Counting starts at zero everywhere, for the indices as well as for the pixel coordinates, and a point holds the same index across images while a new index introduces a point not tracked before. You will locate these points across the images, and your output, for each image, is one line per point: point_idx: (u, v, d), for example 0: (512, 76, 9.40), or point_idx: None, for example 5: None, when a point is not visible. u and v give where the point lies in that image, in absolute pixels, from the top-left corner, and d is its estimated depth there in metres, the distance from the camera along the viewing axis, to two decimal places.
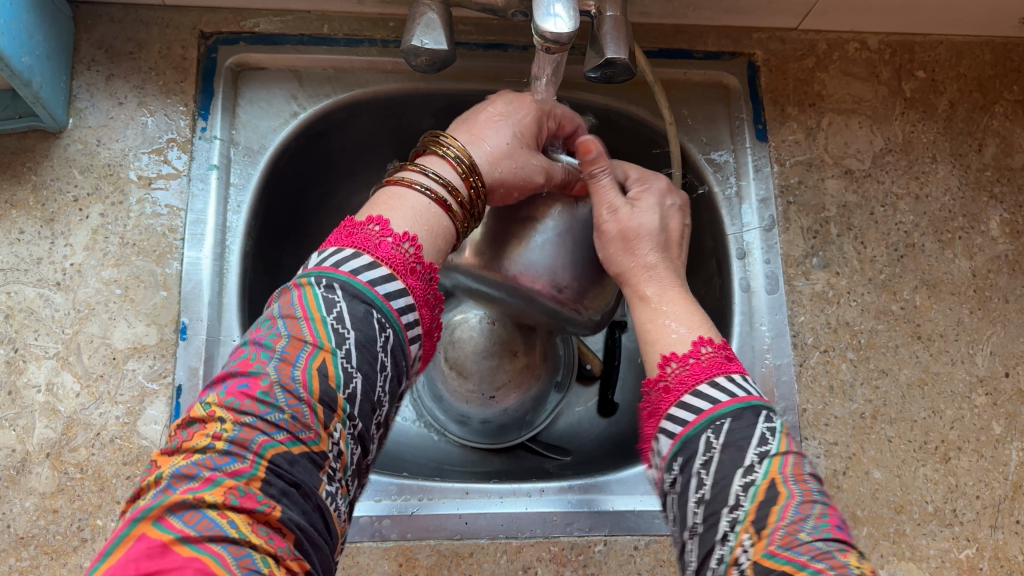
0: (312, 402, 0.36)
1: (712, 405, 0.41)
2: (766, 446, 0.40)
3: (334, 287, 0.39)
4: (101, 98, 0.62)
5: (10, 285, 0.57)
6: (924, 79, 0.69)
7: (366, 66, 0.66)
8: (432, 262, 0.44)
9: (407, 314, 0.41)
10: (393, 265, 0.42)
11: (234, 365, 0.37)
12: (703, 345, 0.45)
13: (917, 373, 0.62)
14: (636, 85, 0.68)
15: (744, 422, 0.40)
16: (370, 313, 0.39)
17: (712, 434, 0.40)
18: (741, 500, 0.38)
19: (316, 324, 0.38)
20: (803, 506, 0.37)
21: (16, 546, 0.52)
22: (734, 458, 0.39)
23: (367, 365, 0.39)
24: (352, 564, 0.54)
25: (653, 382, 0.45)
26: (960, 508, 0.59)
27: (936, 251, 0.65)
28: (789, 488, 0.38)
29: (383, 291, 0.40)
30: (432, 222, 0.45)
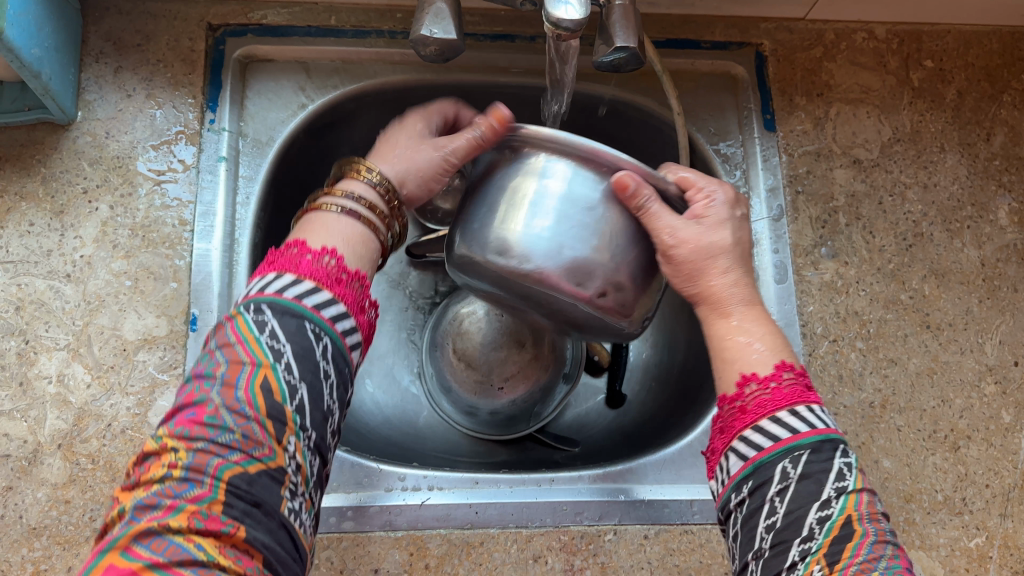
0: (261, 418, 0.37)
1: (790, 433, 0.40)
2: (844, 482, 0.39)
3: (263, 309, 0.40)
4: (110, 90, 0.62)
5: (21, 277, 0.57)
6: (932, 68, 0.69)
7: (372, 57, 0.67)
8: (360, 270, 0.44)
9: (339, 321, 0.41)
10: (315, 279, 0.42)
11: (181, 398, 0.39)
12: (784, 370, 0.43)
13: (926, 362, 0.62)
14: (645, 76, 0.68)
15: (823, 457, 0.40)
16: (302, 325, 0.40)
17: (789, 465, 0.39)
18: (814, 533, 0.38)
19: (251, 344, 0.39)
20: (876, 546, 0.37)
21: (28, 536, 0.52)
22: (810, 490, 0.39)
23: (310, 374, 0.39)
24: (364, 554, 0.55)
25: (730, 400, 0.43)
26: (969, 497, 0.59)
27: (945, 240, 0.65)
28: (864, 526, 0.38)
29: (310, 303, 0.41)
30: (353, 238, 0.45)
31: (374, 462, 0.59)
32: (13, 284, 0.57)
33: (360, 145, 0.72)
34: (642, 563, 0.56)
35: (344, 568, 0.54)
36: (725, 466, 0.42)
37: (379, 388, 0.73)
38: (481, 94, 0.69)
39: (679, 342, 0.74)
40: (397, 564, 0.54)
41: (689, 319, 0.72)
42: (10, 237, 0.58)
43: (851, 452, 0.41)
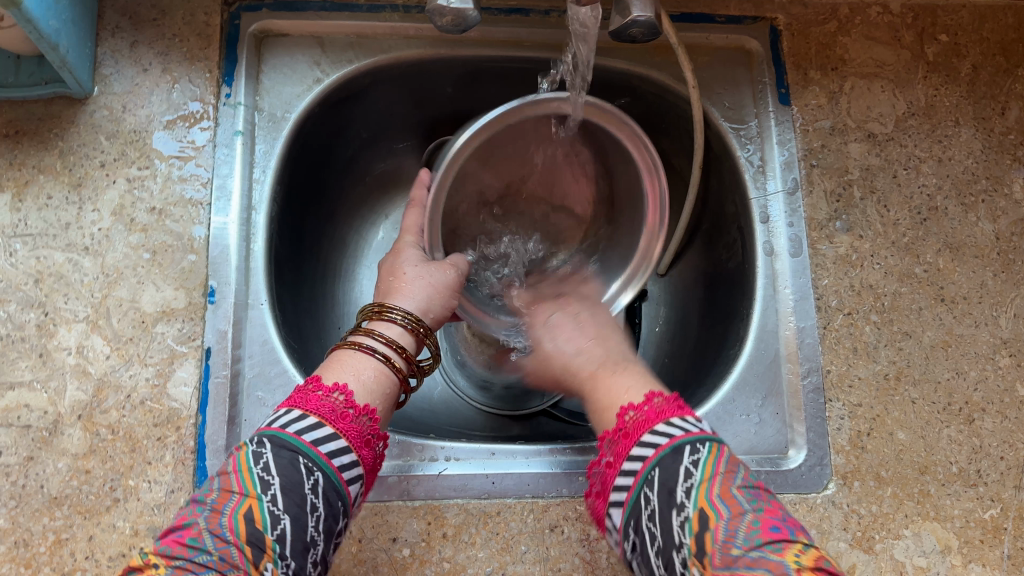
0: (240, 543, 0.38)
1: (642, 462, 0.42)
2: (692, 477, 0.41)
3: (264, 441, 0.42)
4: (126, 65, 0.62)
5: (40, 250, 0.58)
6: (947, 43, 0.69)
7: (388, 32, 0.67)
8: (369, 406, 0.46)
9: (336, 456, 0.43)
10: (318, 413, 0.44)
11: (173, 523, 0.40)
12: (628, 411, 0.46)
13: (941, 335, 0.62)
14: (660, 49, 0.68)
15: (677, 456, 0.42)
16: (295, 458, 0.41)
17: (649, 490, 0.41)
18: (681, 536, 0.39)
19: (243, 475, 0.41)
20: (733, 522, 0.39)
21: (49, 506, 0.53)
22: (667, 501, 0.40)
23: (295, 507, 0.40)
24: (382, 523, 0.55)
25: (611, 436, 0.46)
26: (984, 468, 0.59)
27: (960, 214, 0.65)
28: (718, 507, 0.39)
29: (310, 438, 0.42)
30: (373, 378, 0.48)
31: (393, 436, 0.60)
32: (32, 257, 0.57)
33: (375, 121, 0.73)
34: None
35: (363, 537, 0.54)
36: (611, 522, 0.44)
37: None
38: (494, 69, 0.70)
39: (693, 317, 0.74)
40: (415, 532, 0.55)
41: (705, 295, 0.73)
42: (29, 211, 0.58)
43: (707, 444, 0.43)
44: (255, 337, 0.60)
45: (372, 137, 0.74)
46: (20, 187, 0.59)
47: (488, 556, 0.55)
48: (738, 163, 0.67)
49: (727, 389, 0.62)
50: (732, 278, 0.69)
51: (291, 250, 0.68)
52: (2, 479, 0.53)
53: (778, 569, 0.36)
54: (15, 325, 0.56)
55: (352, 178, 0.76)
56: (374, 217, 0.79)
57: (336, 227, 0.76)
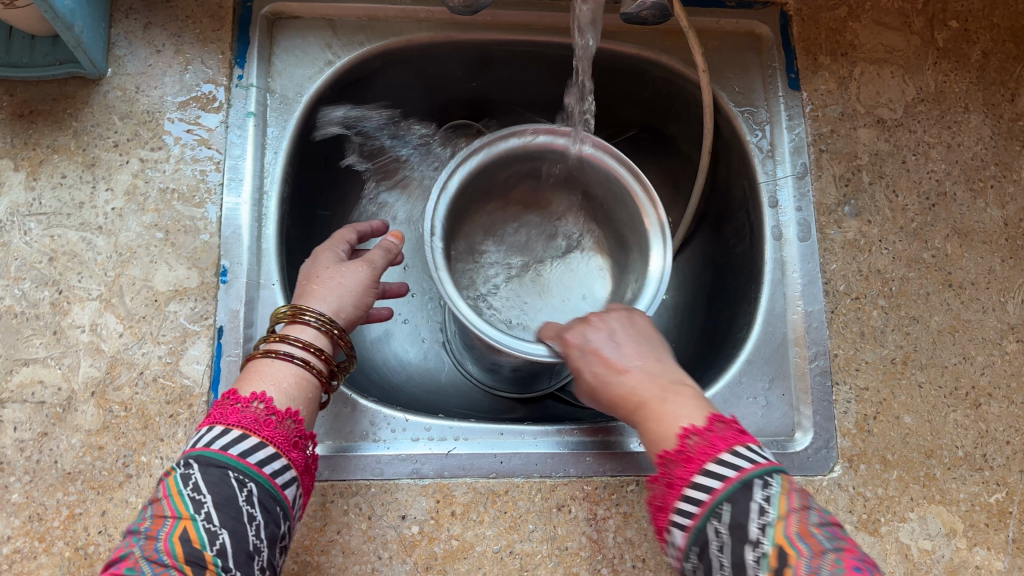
0: (179, 564, 0.38)
1: (707, 492, 0.39)
2: (767, 515, 0.38)
3: (190, 463, 0.41)
4: (139, 46, 0.63)
5: (54, 229, 0.58)
6: (956, 29, 0.69)
7: (399, 14, 0.67)
8: (291, 408, 0.45)
9: (266, 464, 0.42)
10: (243, 425, 0.43)
11: (111, 560, 0.40)
12: (688, 435, 0.42)
13: (949, 320, 0.62)
14: (670, 33, 0.68)
15: (744, 492, 0.39)
16: (224, 473, 0.41)
17: (718, 523, 0.38)
18: (756, 572, 0.37)
19: (174, 499, 0.40)
20: (815, 560, 0.36)
21: (63, 481, 0.53)
22: (740, 536, 0.38)
23: (231, 520, 0.40)
24: (391, 500, 0.56)
25: (658, 482, 0.43)
26: (990, 453, 0.59)
27: (968, 200, 0.65)
28: (799, 546, 0.37)
29: (237, 451, 0.42)
30: (292, 386, 0.47)
31: (401, 415, 0.61)
32: (46, 236, 0.58)
33: (385, 105, 0.73)
34: None
35: (372, 514, 0.55)
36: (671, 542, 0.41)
37: (402, 347, 0.74)
38: (504, 53, 0.70)
39: (701, 303, 0.74)
40: (425, 510, 0.55)
41: (712, 281, 0.73)
42: (43, 189, 0.59)
43: (777, 476, 0.40)
44: (266, 316, 0.60)
45: (381, 121, 0.75)
46: (35, 166, 0.59)
47: (496, 534, 0.55)
48: (748, 148, 0.67)
49: (734, 371, 0.62)
50: (740, 263, 0.69)
51: (301, 232, 0.68)
52: (17, 455, 0.53)
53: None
54: (29, 303, 0.57)
55: (361, 162, 0.76)
56: (383, 202, 0.80)
57: (346, 211, 0.76)
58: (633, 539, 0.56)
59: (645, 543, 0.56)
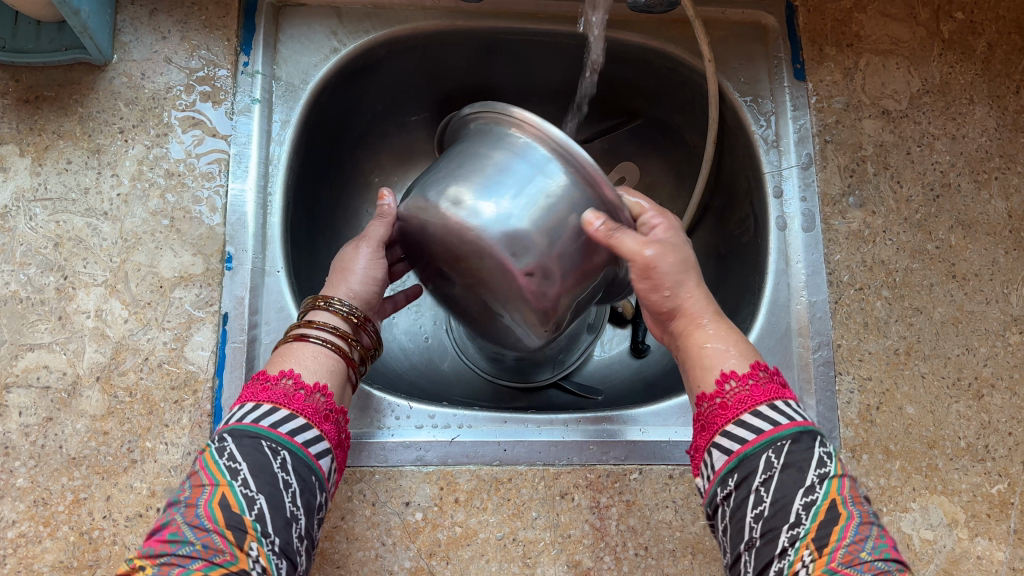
0: (220, 528, 0.39)
1: (772, 425, 0.42)
2: (826, 469, 0.41)
3: (225, 436, 0.43)
4: (145, 32, 0.63)
5: (60, 215, 0.58)
6: (962, 20, 0.69)
7: (404, 2, 0.68)
8: (319, 382, 0.47)
9: (298, 434, 0.44)
10: (273, 399, 0.45)
11: (153, 529, 0.41)
12: (760, 368, 0.46)
13: (952, 311, 0.62)
14: (675, 23, 0.69)
15: (804, 445, 0.42)
16: (257, 441, 0.42)
17: (774, 455, 0.41)
18: (801, 518, 0.39)
19: (211, 468, 0.42)
20: (863, 527, 0.39)
21: (68, 466, 0.53)
22: (794, 478, 0.40)
23: (267, 486, 0.41)
24: (395, 487, 0.56)
25: (710, 397, 0.45)
26: (992, 444, 0.60)
27: (972, 191, 0.65)
28: (849, 509, 0.40)
29: (268, 423, 0.44)
30: (317, 363, 0.48)
31: (405, 402, 0.61)
32: (51, 222, 0.58)
33: (389, 94, 0.73)
34: (667, 502, 0.57)
35: (376, 500, 0.55)
36: (708, 462, 0.44)
37: (406, 335, 0.74)
38: (509, 42, 0.70)
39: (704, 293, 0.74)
40: (428, 497, 0.56)
41: (717, 272, 0.73)
42: (49, 175, 0.59)
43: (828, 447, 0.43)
44: (272, 303, 0.60)
45: (385, 110, 0.75)
46: (40, 152, 0.59)
47: (499, 521, 0.55)
48: (753, 139, 0.67)
49: None
50: (745, 252, 0.69)
51: (305, 220, 0.68)
52: (22, 439, 0.54)
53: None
54: (34, 288, 0.57)
55: (364, 151, 0.76)
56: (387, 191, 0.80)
57: (350, 200, 0.76)
58: (636, 527, 0.56)
59: (647, 531, 0.56)
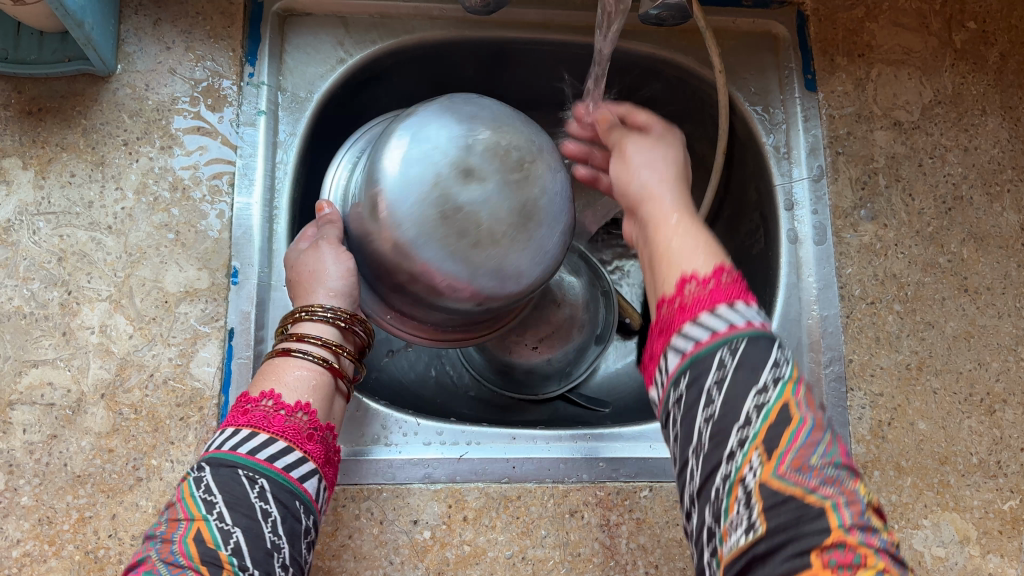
0: (195, 564, 0.37)
1: (728, 325, 0.37)
2: (782, 369, 0.36)
3: (202, 467, 0.42)
4: (149, 43, 0.62)
5: (63, 229, 0.57)
6: (975, 30, 0.68)
7: (411, 12, 0.67)
8: (303, 400, 0.45)
9: (278, 459, 0.42)
10: (252, 424, 0.43)
11: (126, 567, 0.39)
12: (724, 271, 0.40)
13: (964, 325, 0.62)
14: (684, 33, 0.68)
15: (760, 347, 0.37)
16: (235, 471, 0.41)
17: (727, 353, 0.36)
18: (750, 419, 0.35)
19: (187, 501, 0.40)
20: (817, 432, 0.35)
21: (73, 484, 0.53)
22: (746, 378, 0.36)
23: (244, 518, 0.39)
24: (403, 505, 0.55)
25: (669, 301, 0.40)
26: (1004, 460, 0.59)
27: (984, 204, 0.64)
28: (803, 412, 0.35)
29: (246, 449, 0.42)
30: (304, 381, 0.47)
31: (413, 418, 0.60)
32: (55, 235, 0.57)
33: (395, 103, 0.72)
34: (677, 520, 0.57)
35: (383, 519, 0.55)
36: (662, 363, 0.39)
37: None
38: (516, 51, 0.69)
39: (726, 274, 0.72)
40: (436, 515, 0.55)
41: None
42: (52, 188, 0.58)
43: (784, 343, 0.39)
44: (277, 318, 0.60)
45: None
46: (43, 164, 0.58)
47: (508, 539, 0.55)
48: (764, 151, 0.67)
49: None
50: (755, 265, 0.69)
51: None
52: (26, 457, 0.53)
53: (852, 498, 0.33)
54: (38, 304, 0.56)
55: None
56: None
57: None
58: (646, 545, 0.56)
59: (658, 549, 0.56)
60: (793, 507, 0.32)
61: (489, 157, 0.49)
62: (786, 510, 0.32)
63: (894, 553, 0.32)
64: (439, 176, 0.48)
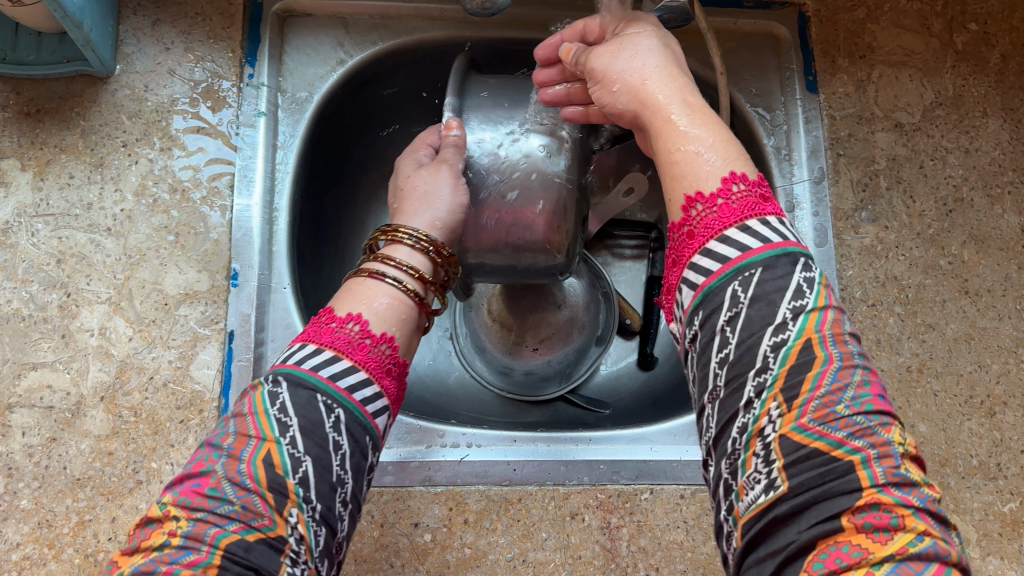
0: (262, 489, 0.36)
1: (741, 252, 0.37)
2: (803, 301, 0.36)
3: (279, 380, 0.40)
4: (148, 44, 0.62)
5: (62, 230, 0.57)
6: (976, 32, 0.68)
7: (411, 13, 0.67)
8: (386, 331, 0.44)
9: (357, 390, 0.40)
10: (335, 347, 0.42)
11: (189, 468, 0.38)
12: (734, 181, 0.39)
13: (964, 328, 0.62)
14: (685, 33, 0.68)
15: (777, 274, 0.36)
16: (313, 397, 0.39)
17: (740, 286, 0.36)
18: (769, 363, 0.35)
19: (260, 417, 0.39)
20: (842, 373, 0.34)
21: (72, 487, 0.52)
22: (763, 314, 0.35)
23: (316, 447, 0.38)
24: (404, 508, 0.55)
25: (679, 226, 0.40)
26: (1004, 462, 0.59)
27: (985, 206, 0.64)
28: (828, 350, 0.35)
29: (327, 373, 0.40)
30: (393, 309, 0.45)
31: (414, 420, 0.60)
32: (54, 237, 0.57)
33: (395, 104, 0.72)
34: (678, 522, 0.56)
35: (384, 521, 0.55)
36: (679, 300, 0.39)
37: None
38: (516, 52, 0.69)
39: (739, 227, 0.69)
40: (437, 518, 0.55)
41: None
42: (51, 190, 0.58)
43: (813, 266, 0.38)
44: (278, 321, 0.59)
45: (392, 119, 0.73)
46: (42, 166, 0.58)
47: (509, 542, 0.55)
48: (765, 153, 0.67)
49: None
50: None
51: (312, 234, 0.67)
52: (26, 460, 0.53)
53: (883, 449, 0.33)
54: (37, 306, 0.56)
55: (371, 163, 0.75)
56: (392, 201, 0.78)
57: (355, 211, 0.75)
58: (647, 548, 0.55)
59: (658, 551, 0.55)
60: (815, 460, 0.32)
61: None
62: (807, 464, 0.32)
63: (930, 509, 0.32)
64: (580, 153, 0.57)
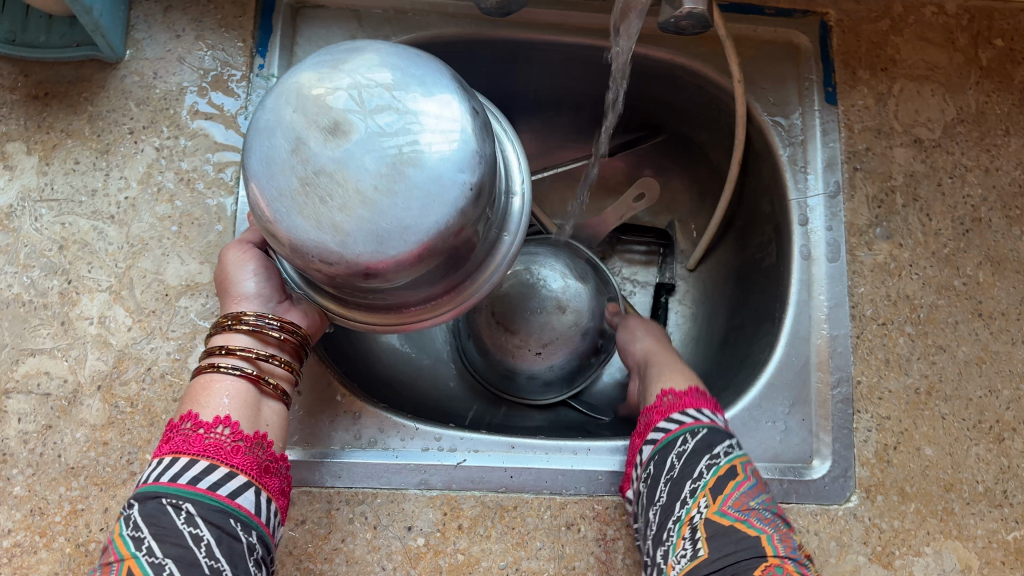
0: None
1: (693, 419, 0.50)
2: (733, 449, 0.49)
3: (130, 502, 0.42)
4: (158, 30, 0.61)
5: (65, 217, 0.57)
6: (1001, 48, 0.67)
7: (425, 8, 0.66)
8: (224, 415, 0.45)
9: (201, 479, 0.42)
10: (169, 453, 0.43)
11: None
12: (696, 389, 0.53)
13: (976, 351, 0.61)
14: (706, 39, 0.67)
15: (719, 435, 0.49)
16: (159, 501, 0.41)
17: (690, 436, 0.49)
18: (704, 473, 0.46)
19: (119, 540, 0.41)
20: (755, 489, 0.46)
21: (66, 476, 0.52)
22: (704, 446, 0.48)
23: (174, 548, 0.40)
24: (398, 510, 0.55)
25: (649, 407, 0.53)
26: (1011, 489, 0.58)
27: (1003, 227, 0.63)
28: (747, 474, 0.47)
29: (168, 477, 0.42)
30: (233, 399, 0.46)
31: (412, 423, 0.59)
32: (56, 223, 0.57)
33: None
34: None
35: (378, 524, 0.54)
36: (640, 456, 0.51)
37: (414, 346, 0.73)
38: (530, 51, 0.68)
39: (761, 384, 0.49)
40: (431, 522, 0.54)
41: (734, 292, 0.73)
42: (56, 175, 0.57)
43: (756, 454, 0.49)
44: None
45: None
46: (48, 150, 0.58)
47: (503, 549, 0.54)
48: (779, 163, 0.66)
49: (757, 391, 0.61)
50: (765, 278, 0.68)
51: None
52: (20, 447, 0.52)
53: (785, 538, 0.44)
54: (37, 292, 0.55)
55: None
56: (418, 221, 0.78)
57: None
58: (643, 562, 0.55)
59: None
60: (733, 535, 0.43)
61: (361, 105, 0.39)
62: (726, 537, 0.43)
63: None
64: (300, 134, 0.39)
